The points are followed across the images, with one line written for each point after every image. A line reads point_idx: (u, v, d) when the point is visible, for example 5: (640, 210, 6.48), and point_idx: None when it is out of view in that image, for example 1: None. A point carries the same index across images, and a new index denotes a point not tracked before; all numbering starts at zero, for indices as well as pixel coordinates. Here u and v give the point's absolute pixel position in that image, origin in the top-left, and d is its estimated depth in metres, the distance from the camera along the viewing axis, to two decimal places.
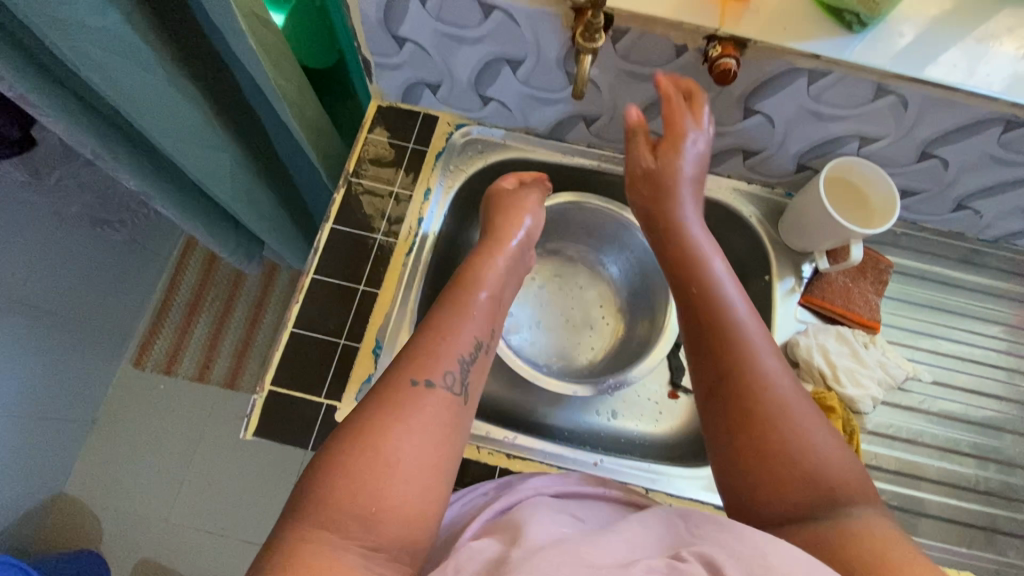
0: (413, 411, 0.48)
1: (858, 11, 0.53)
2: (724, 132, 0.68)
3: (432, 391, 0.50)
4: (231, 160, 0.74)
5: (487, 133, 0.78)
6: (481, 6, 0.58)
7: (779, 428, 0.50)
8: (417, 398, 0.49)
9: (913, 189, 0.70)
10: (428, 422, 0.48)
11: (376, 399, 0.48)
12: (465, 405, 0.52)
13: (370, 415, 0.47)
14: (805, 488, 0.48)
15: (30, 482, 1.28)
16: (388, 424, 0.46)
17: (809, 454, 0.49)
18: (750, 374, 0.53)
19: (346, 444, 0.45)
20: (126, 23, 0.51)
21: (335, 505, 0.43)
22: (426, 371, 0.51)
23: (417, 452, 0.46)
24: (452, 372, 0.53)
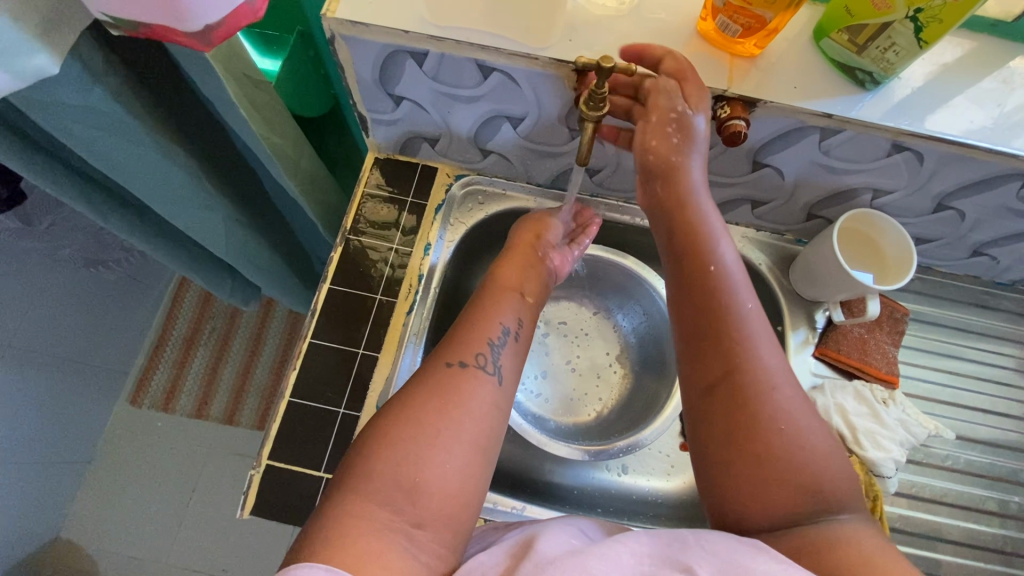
0: (456, 393, 0.50)
1: (871, 70, 0.52)
2: (734, 183, 0.66)
3: (466, 371, 0.52)
4: (226, 218, 0.71)
5: (489, 184, 0.76)
6: (480, 68, 0.56)
7: (778, 428, 0.48)
8: (455, 376, 0.51)
9: (928, 235, 0.68)
10: (475, 405, 0.50)
11: (418, 383, 0.50)
12: (509, 388, 0.54)
13: (418, 391, 0.49)
14: (799, 490, 0.47)
15: (26, 529, 1.25)
16: (433, 403, 0.48)
17: (802, 457, 0.48)
18: (752, 380, 0.50)
19: (395, 416, 0.47)
20: (113, 99, 0.49)
21: (381, 475, 0.44)
22: (459, 354, 0.53)
23: (464, 430, 0.48)
24: (491, 356, 0.54)
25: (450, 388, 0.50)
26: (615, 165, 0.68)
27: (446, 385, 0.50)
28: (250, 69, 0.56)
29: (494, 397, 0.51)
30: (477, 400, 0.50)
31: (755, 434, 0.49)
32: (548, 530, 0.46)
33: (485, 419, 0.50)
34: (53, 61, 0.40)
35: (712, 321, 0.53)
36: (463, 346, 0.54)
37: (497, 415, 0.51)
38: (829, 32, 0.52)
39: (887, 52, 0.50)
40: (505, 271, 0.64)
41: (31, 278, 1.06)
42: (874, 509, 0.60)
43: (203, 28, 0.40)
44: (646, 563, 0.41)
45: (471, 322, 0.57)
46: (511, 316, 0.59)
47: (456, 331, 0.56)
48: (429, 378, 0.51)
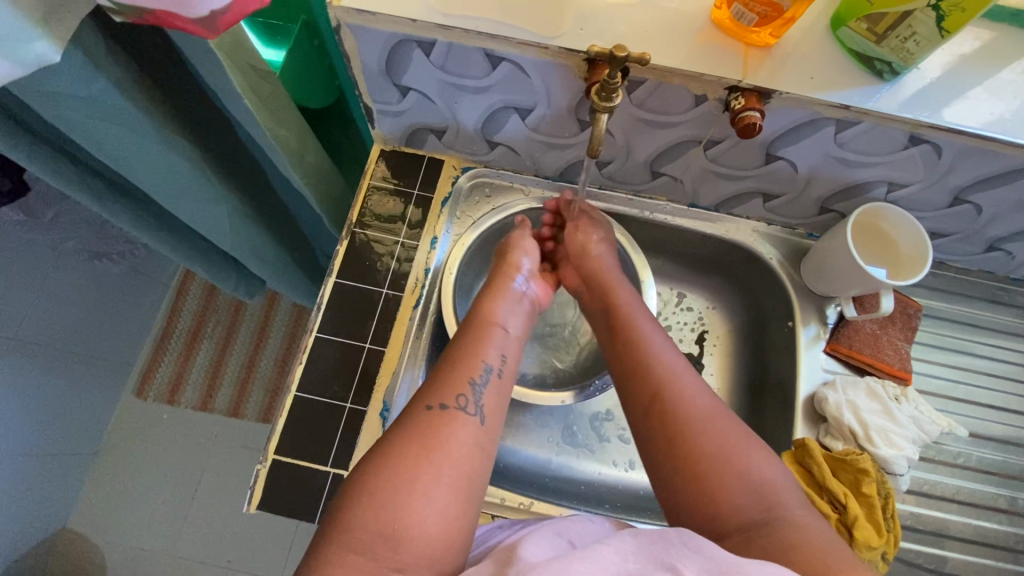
0: (436, 439, 0.48)
1: (891, 61, 0.50)
2: (745, 176, 0.65)
3: (447, 414, 0.50)
4: (230, 211, 0.71)
5: (496, 177, 0.75)
6: (488, 58, 0.55)
7: (704, 435, 0.52)
8: (435, 421, 0.49)
9: (943, 230, 0.66)
10: (457, 450, 0.48)
11: (401, 427, 0.49)
12: (495, 428, 0.52)
13: (397, 438, 0.48)
14: (746, 492, 0.49)
15: (34, 518, 1.25)
16: (412, 448, 0.47)
17: (739, 463, 0.50)
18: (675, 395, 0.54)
19: (376, 462, 0.46)
20: (116, 91, 0.48)
21: (362, 524, 0.43)
22: (439, 395, 0.51)
23: (442, 475, 0.46)
24: (473, 397, 0.52)
25: (429, 434, 0.48)
26: (624, 157, 0.66)
27: (423, 431, 0.48)
28: (256, 59, 0.55)
29: (477, 437, 0.49)
30: (457, 444, 0.48)
31: (688, 448, 0.51)
32: (532, 537, 0.45)
33: (467, 461, 0.48)
34: (54, 47, 0.39)
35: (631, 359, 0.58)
36: (445, 386, 0.52)
37: (482, 458, 0.49)
38: (847, 21, 0.51)
39: (907, 41, 0.48)
40: (489, 304, 0.62)
41: (37, 270, 1.06)
42: (887, 506, 0.59)
43: (209, 14, 0.39)
44: (631, 561, 0.41)
45: (453, 365, 0.55)
46: (493, 353, 0.57)
47: (438, 373, 0.54)
48: (412, 423, 0.49)
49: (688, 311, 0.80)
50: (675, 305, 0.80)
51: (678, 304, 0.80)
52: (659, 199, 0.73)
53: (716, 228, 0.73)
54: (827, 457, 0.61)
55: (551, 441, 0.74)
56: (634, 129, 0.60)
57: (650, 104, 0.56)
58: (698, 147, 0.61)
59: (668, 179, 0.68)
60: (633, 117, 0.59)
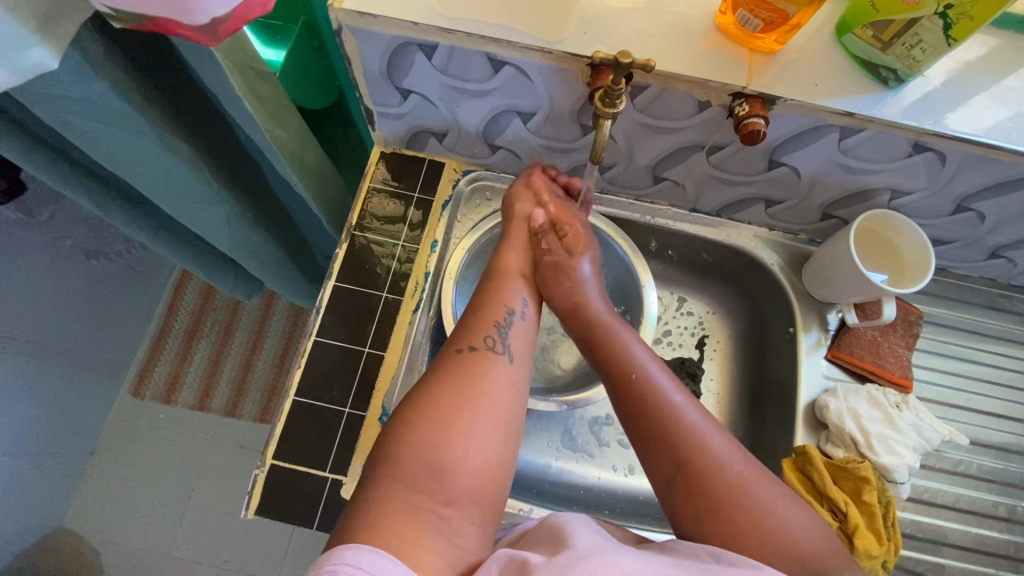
0: (473, 376, 0.49)
1: (896, 68, 0.50)
2: (748, 182, 0.65)
3: (479, 356, 0.51)
4: (228, 212, 0.70)
5: (496, 180, 0.75)
6: (490, 62, 0.54)
7: (741, 504, 0.48)
8: (469, 362, 0.50)
9: (945, 237, 0.66)
10: (494, 388, 0.49)
11: (436, 369, 0.50)
12: (523, 367, 0.53)
13: (434, 377, 0.49)
14: (783, 557, 0.47)
15: (30, 517, 1.25)
16: (451, 385, 0.48)
17: (775, 527, 0.48)
18: (703, 465, 0.50)
19: (417, 398, 0.47)
20: (114, 91, 0.48)
21: (408, 456, 0.44)
22: (470, 338, 0.52)
23: (483, 410, 0.47)
24: (500, 337, 0.53)
25: (465, 374, 0.49)
26: (627, 162, 0.65)
27: (459, 369, 0.49)
28: (255, 60, 0.55)
29: (510, 376, 0.51)
30: (493, 382, 0.49)
31: (724, 521, 0.48)
32: (577, 522, 0.46)
33: (503, 398, 0.49)
34: (52, 54, 0.38)
35: (644, 418, 0.53)
36: (473, 330, 0.53)
37: (517, 394, 0.50)
38: (853, 28, 0.51)
39: (913, 49, 0.48)
40: (509, 260, 0.62)
41: (33, 269, 1.05)
42: (887, 515, 0.59)
43: (211, 21, 0.38)
44: (679, 566, 0.42)
45: (481, 313, 0.55)
46: (517, 300, 0.57)
47: (467, 319, 0.55)
48: (445, 364, 0.50)
49: (688, 315, 0.80)
50: (675, 309, 0.79)
51: (678, 309, 0.80)
52: (660, 204, 0.72)
53: (717, 233, 0.73)
54: (829, 464, 0.60)
55: (551, 446, 0.74)
56: (636, 134, 0.60)
57: (653, 110, 0.56)
58: (701, 152, 0.61)
59: (670, 184, 0.68)
60: (636, 122, 0.58)
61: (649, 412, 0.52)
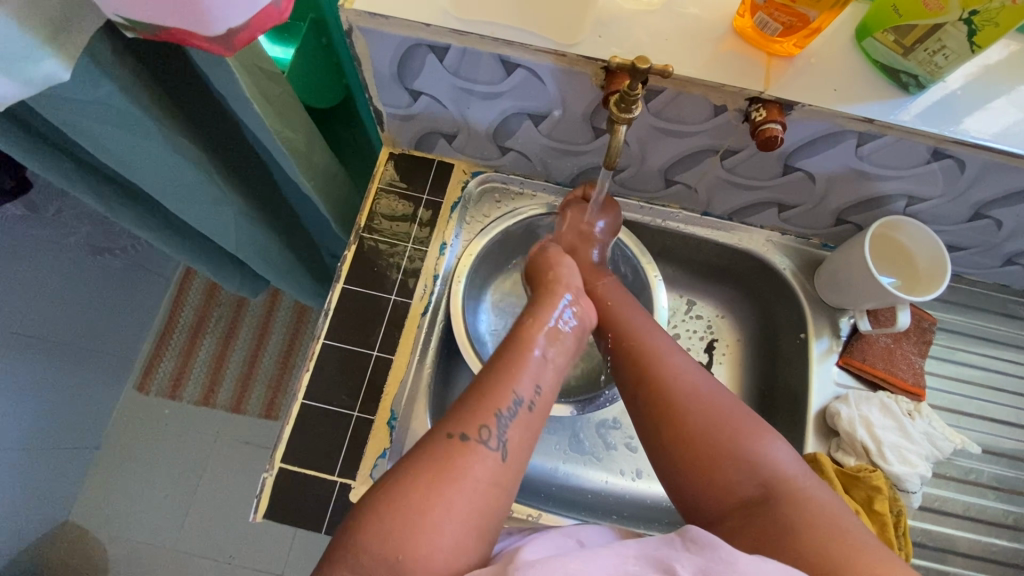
0: (453, 473, 0.42)
1: (917, 74, 0.49)
2: (762, 186, 0.64)
3: (471, 448, 0.44)
4: (236, 214, 0.70)
5: (505, 182, 0.74)
6: (503, 64, 0.53)
7: (694, 411, 0.51)
8: (457, 454, 0.43)
9: (960, 244, 0.66)
10: (472, 487, 0.42)
11: (417, 455, 0.43)
12: (516, 467, 0.45)
13: (411, 466, 0.43)
14: (738, 470, 0.49)
15: (36, 511, 1.25)
16: (428, 473, 0.42)
17: (727, 438, 0.50)
18: (663, 378, 0.54)
19: (393, 485, 0.41)
20: (122, 94, 0.47)
21: (363, 551, 0.39)
22: (464, 423, 0.45)
23: (459, 507, 0.41)
24: (504, 433, 0.46)
25: (447, 468, 0.42)
26: (639, 165, 0.65)
27: (445, 461, 0.43)
28: (264, 61, 0.54)
29: (495, 476, 0.44)
30: (473, 481, 0.42)
31: (678, 427, 0.51)
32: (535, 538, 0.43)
33: (483, 504, 0.42)
34: (63, 65, 0.38)
35: (625, 341, 0.58)
36: (477, 414, 0.46)
37: (497, 496, 0.43)
38: (873, 32, 0.50)
39: (936, 55, 0.47)
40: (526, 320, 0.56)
41: (39, 267, 1.05)
42: (898, 524, 0.59)
43: (227, 32, 0.38)
44: (631, 562, 0.39)
45: (483, 394, 0.47)
46: (528, 382, 0.49)
47: (471, 396, 0.48)
48: (426, 453, 0.43)
49: (697, 318, 0.79)
50: (684, 313, 0.79)
51: (687, 312, 0.79)
52: (672, 207, 0.72)
53: (728, 237, 0.72)
54: (839, 473, 0.60)
55: (558, 449, 0.74)
56: (650, 137, 0.59)
57: (668, 114, 0.55)
58: (715, 156, 0.60)
59: (681, 187, 0.67)
60: (650, 125, 0.57)
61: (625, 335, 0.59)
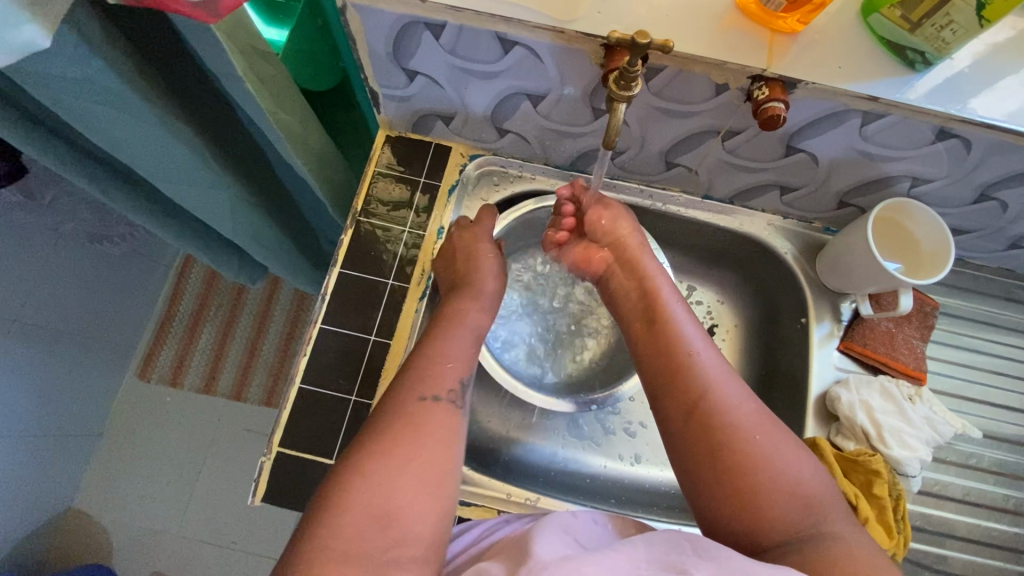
0: (422, 424, 0.50)
1: (924, 50, 0.48)
2: (764, 168, 0.63)
3: (437, 405, 0.52)
4: (232, 198, 0.69)
5: (503, 165, 0.73)
6: (500, 42, 0.52)
7: (752, 442, 0.49)
8: (424, 410, 0.51)
9: (964, 226, 0.65)
10: (436, 431, 0.50)
11: (388, 408, 0.51)
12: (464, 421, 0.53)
13: (383, 425, 0.49)
14: (790, 505, 0.47)
15: (39, 497, 1.26)
16: (399, 428, 0.49)
17: (778, 470, 0.48)
18: (717, 402, 0.51)
19: (373, 441, 0.48)
20: (114, 73, 0.47)
21: (354, 505, 0.44)
22: (433, 388, 0.52)
23: (430, 452, 0.48)
24: (459, 390, 0.54)
25: (415, 421, 0.50)
26: (639, 148, 0.64)
27: (411, 418, 0.50)
28: (257, 40, 0.53)
29: (452, 425, 0.51)
30: (436, 428, 0.50)
31: (729, 455, 0.49)
32: (543, 531, 0.45)
33: (445, 447, 0.49)
34: (43, 32, 0.37)
35: (667, 354, 0.55)
36: (431, 376, 0.53)
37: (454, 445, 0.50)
38: (880, 7, 0.49)
39: (944, 31, 0.46)
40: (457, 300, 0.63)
41: (35, 253, 1.04)
42: (898, 508, 0.58)
43: None
44: (644, 568, 0.40)
45: (429, 357, 0.55)
46: (464, 350, 0.58)
47: (416, 360, 0.55)
48: (396, 408, 0.51)
49: (698, 304, 0.79)
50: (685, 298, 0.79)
51: (687, 297, 0.79)
52: (672, 190, 0.71)
53: (730, 221, 0.71)
54: (839, 457, 0.60)
55: (557, 434, 0.74)
56: (650, 118, 0.58)
57: (669, 93, 0.54)
58: (717, 137, 0.59)
59: (682, 170, 0.66)
60: (650, 105, 0.56)
61: (683, 351, 0.55)
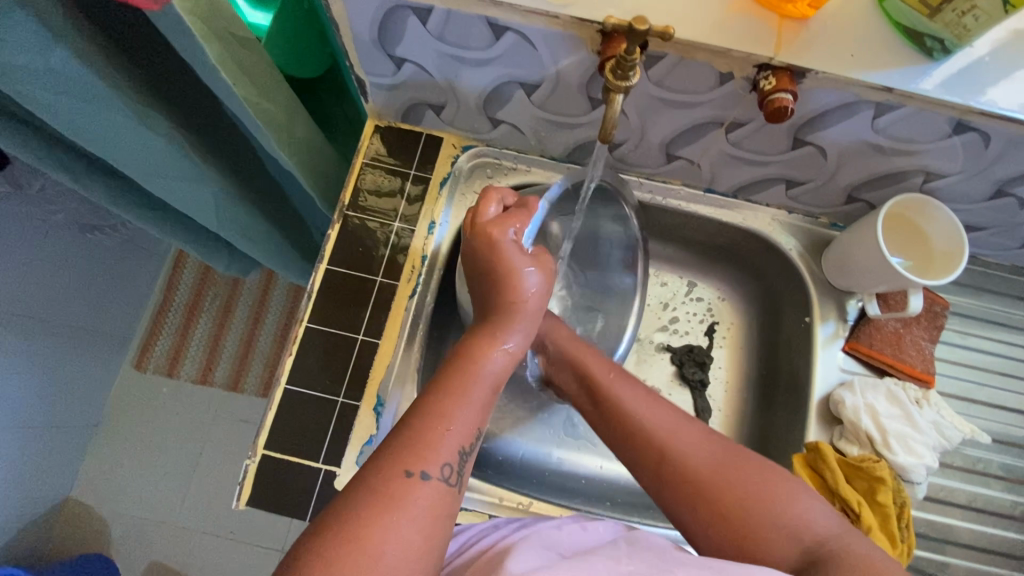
0: (402, 507, 0.39)
1: (943, 37, 0.45)
2: (770, 161, 0.60)
3: (423, 483, 0.41)
4: (215, 192, 0.66)
5: (498, 156, 0.70)
6: (491, 28, 0.49)
7: (712, 486, 0.47)
8: (406, 490, 0.40)
9: (979, 223, 0.62)
10: (416, 517, 0.39)
11: (359, 486, 0.40)
12: (458, 498, 0.43)
13: (354, 501, 0.39)
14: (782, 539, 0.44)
15: (37, 487, 1.26)
16: (371, 511, 0.38)
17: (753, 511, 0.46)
18: (667, 450, 0.50)
19: (341, 521, 0.38)
20: (76, 62, 0.44)
21: None
22: (421, 458, 0.42)
23: (407, 543, 0.38)
24: (458, 464, 0.43)
25: (391, 501, 0.39)
26: (638, 139, 0.61)
27: (389, 496, 0.39)
28: (236, 26, 0.50)
29: (439, 509, 0.41)
30: (417, 511, 0.40)
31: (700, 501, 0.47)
32: (520, 548, 0.43)
33: (427, 535, 0.39)
34: None
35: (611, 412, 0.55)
36: (424, 445, 0.43)
37: (441, 530, 0.40)
38: None
39: (965, 16, 0.43)
40: (475, 345, 0.51)
41: (24, 245, 1.02)
42: (901, 516, 0.56)
43: None
44: (624, 563, 0.40)
45: (429, 419, 0.44)
46: (474, 406, 0.46)
47: (414, 419, 0.44)
48: (375, 483, 0.40)
49: (698, 301, 0.77)
50: (684, 295, 0.76)
51: (687, 294, 0.77)
52: (672, 182, 0.68)
53: (733, 215, 0.69)
54: (841, 462, 0.58)
55: (553, 434, 0.72)
56: (650, 109, 0.55)
57: (670, 82, 0.51)
58: (720, 129, 0.56)
59: (684, 163, 0.63)
60: (650, 95, 0.53)
61: (638, 418, 0.53)
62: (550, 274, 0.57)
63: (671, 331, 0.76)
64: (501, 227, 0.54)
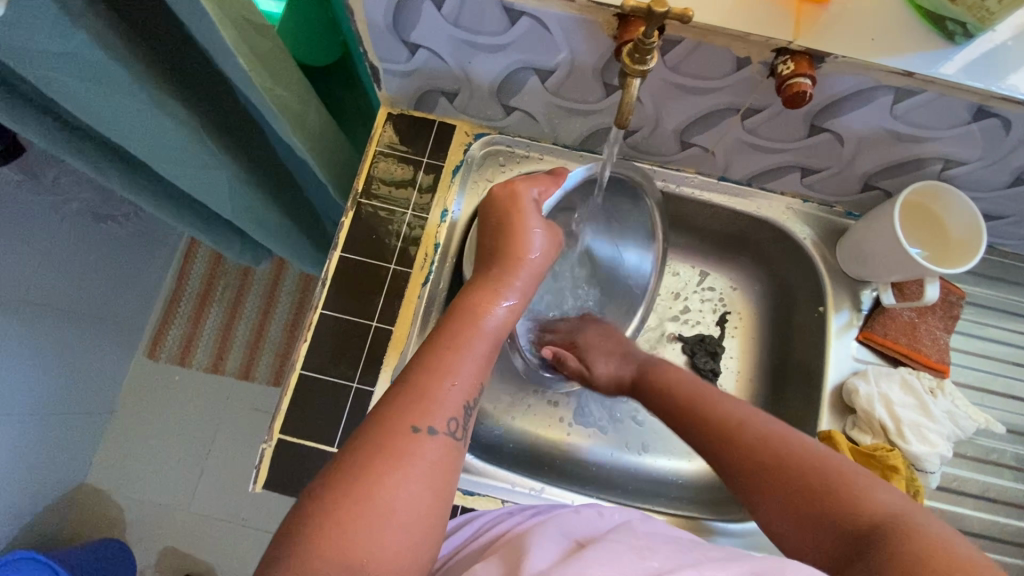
0: (407, 460, 0.40)
1: (965, 21, 0.44)
2: (785, 148, 0.59)
3: (429, 438, 0.42)
4: (229, 179, 0.67)
5: (510, 144, 0.70)
6: (506, 13, 0.49)
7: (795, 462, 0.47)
8: (412, 445, 0.41)
9: (998, 211, 0.61)
10: (421, 468, 0.40)
11: (366, 439, 0.41)
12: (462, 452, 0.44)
13: (363, 454, 0.40)
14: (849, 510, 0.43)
15: (55, 473, 1.29)
16: (378, 464, 0.39)
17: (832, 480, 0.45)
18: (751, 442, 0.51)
19: (350, 474, 0.39)
20: (97, 48, 0.44)
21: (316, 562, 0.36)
22: (427, 413, 0.42)
23: (412, 494, 0.39)
24: (464, 419, 0.44)
25: (397, 455, 0.40)
26: (653, 126, 0.61)
27: (398, 454, 0.40)
28: (252, 12, 0.50)
29: (444, 462, 0.42)
30: (421, 464, 0.41)
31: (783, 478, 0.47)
32: (541, 533, 0.43)
33: (432, 488, 0.41)
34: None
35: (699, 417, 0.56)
36: (431, 402, 0.43)
37: (445, 481, 0.42)
38: None
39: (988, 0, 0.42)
40: (478, 300, 0.51)
41: (40, 233, 1.04)
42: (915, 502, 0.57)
43: None
44: (650, 559, 0.39)
45: (432, 376, 0.44)
46: (476, 359, 0.47)
47: (416, 372, 0.45)
48: (383, 434, 0.41)
49: (709, 291, 0.77)
50: (696, 284, 0.77)
51: (699, 284, 0.77)
52: (686, 170, 0.67)
53: (746, 204, 0.68)
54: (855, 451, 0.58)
55: (562, 421, 0.73)
56: (665, 94, 0.55)
57: (686, 67, 0.51)
58: (736, 115, 0.56)
59: (698, 150, 0.63)
60: (665, 81, 0.53)
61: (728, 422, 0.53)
62: (555, 243, 0.57)
63: (683, 321, 0.76)
64: (525, 185, 0.57)
